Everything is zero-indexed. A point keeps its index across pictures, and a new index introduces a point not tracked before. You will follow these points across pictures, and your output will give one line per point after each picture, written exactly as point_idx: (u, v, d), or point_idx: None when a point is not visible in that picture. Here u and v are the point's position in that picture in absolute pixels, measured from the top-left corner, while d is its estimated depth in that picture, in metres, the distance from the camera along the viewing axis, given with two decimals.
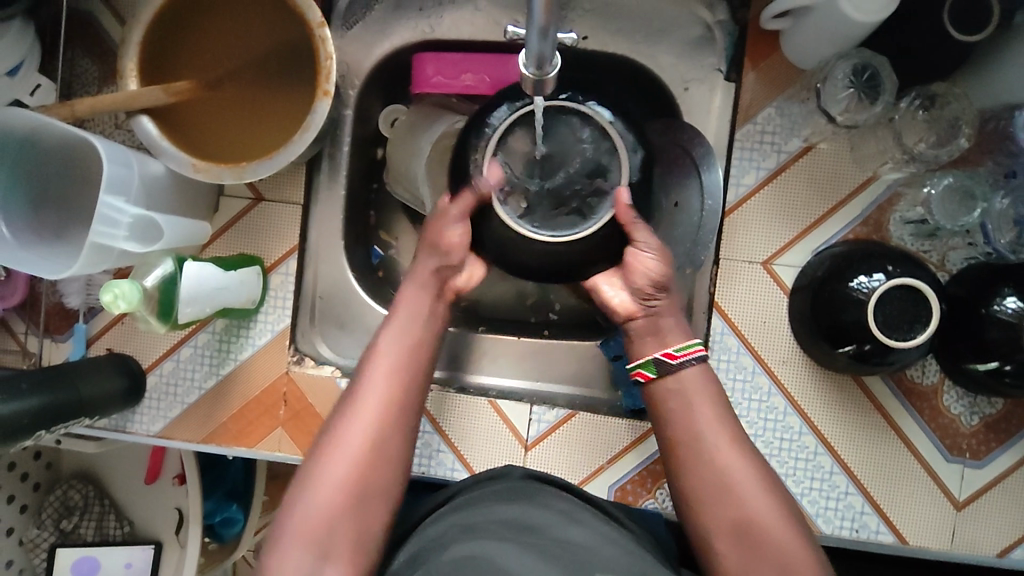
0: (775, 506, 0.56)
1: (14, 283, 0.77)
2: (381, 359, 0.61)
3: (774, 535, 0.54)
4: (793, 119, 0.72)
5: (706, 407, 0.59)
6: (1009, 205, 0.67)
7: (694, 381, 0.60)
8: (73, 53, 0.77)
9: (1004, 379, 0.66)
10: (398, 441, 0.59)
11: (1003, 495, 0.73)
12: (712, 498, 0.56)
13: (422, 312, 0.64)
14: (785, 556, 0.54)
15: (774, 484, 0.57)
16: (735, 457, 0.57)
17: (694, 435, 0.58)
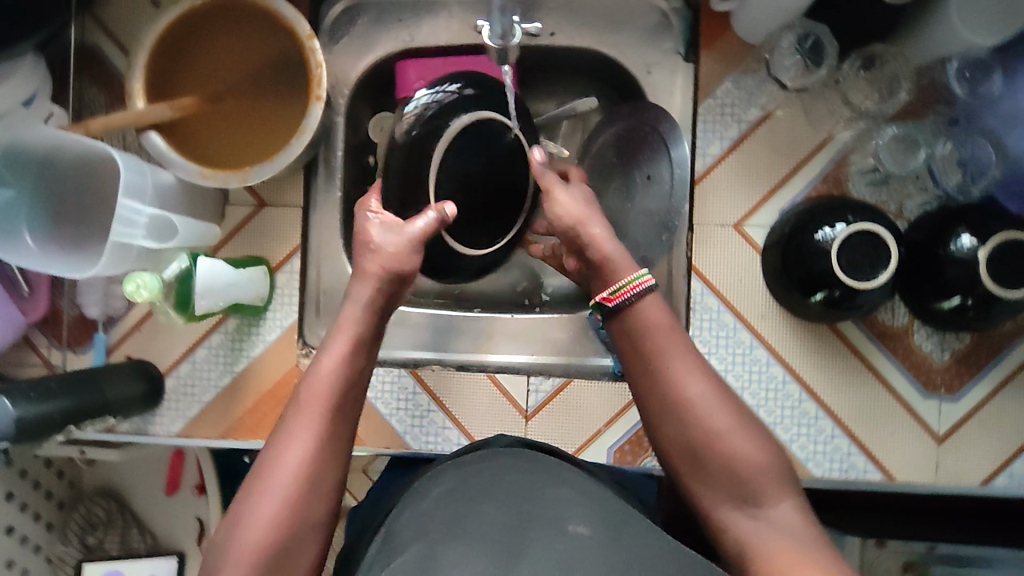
0: (735, 425, 0.56)
1: (36, 301, 0.81)
2: (317, 380, 0.57)
3: (734, 454, 0.55)
4: (749, 90, 0.78)
5: (662, 335, 0.59)
6: (953, 148, 0.73)
7: (653, 311, 0.60)
8: (82, 82, 0.83)
9: (968, 313, 0.71)
10: (339, 454, 0.56)
11: (981, 426, 0.76)
12: (671, 423, 0.57)
13: (364, 315, 0.61)
14: (745, 472, 0.55)
15: (740, 412, 0.57)
16: (700, 385, 0.57)
17: (652, 362, 0.58)
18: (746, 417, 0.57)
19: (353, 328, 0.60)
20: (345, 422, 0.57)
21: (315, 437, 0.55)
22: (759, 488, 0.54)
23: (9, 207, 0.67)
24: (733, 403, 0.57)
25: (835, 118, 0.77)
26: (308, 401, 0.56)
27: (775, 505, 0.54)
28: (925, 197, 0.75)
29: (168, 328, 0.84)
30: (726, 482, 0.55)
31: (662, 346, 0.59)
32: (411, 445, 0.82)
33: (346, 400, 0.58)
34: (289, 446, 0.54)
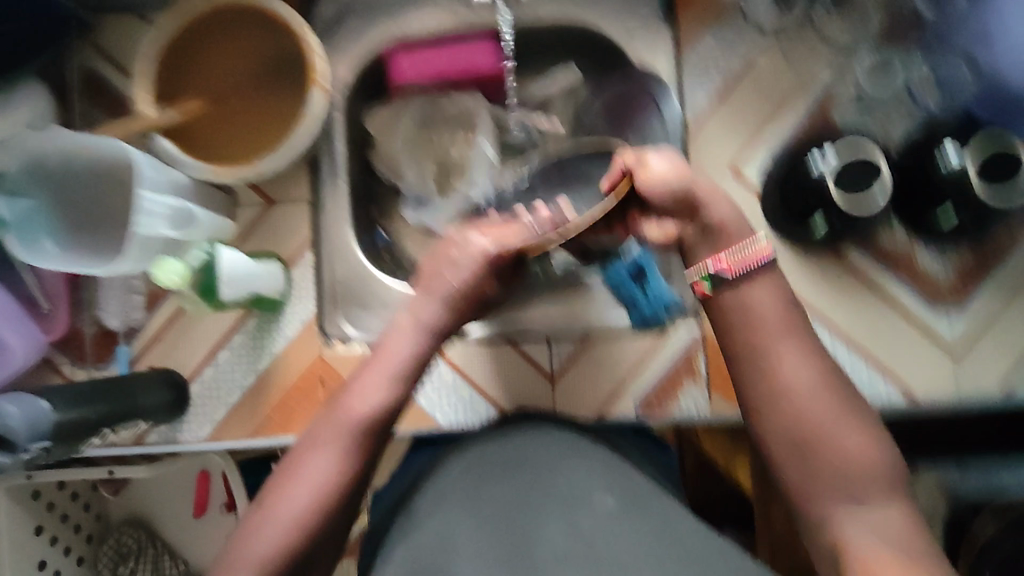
0: (842, 421, 0.57)
1: (56, 318, 0.82)
2: (357, 404, 0.60)
3: (839, 449, 0.56)
4: (729, 42, 0.81)
5: (777, 325, 0.61)
6: (929, 70, 0.77)
7: (763, 301, 0.62)
8: (84, 104, 0.84)
9: (964, 227, 0.74)
10: (355, 480, 0.59)
11: (992, 336, 0.79)
12: (778, 412, 0.59)
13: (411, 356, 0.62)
14: (848, 468, 0.56)
15: (848, 407, 0.58)
16: (809, 378, 0.59)
17: (765, 352, 0.60)
18: (856, 414, 0.58)
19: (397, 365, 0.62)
20: (365, 456, 0.60)
21: (335, 460, 0.58)
22: (862, 486, 0.56)
23: (28, 218, 0.67)
24: (846, 402, 0.58)
25: (814, 59, 0.80)
26: (337, 426, 0.60)
27: (873, 506, 0.55)
28: (909, 120, 0.78)
29: (189, 333, 0.85)
30: (830, 475, 0.56)
31: (776, 337, 0.61)
32: (440, 423, 0.82)
33: (371, 433, 0.60)
34: (312, 462, 0.58)
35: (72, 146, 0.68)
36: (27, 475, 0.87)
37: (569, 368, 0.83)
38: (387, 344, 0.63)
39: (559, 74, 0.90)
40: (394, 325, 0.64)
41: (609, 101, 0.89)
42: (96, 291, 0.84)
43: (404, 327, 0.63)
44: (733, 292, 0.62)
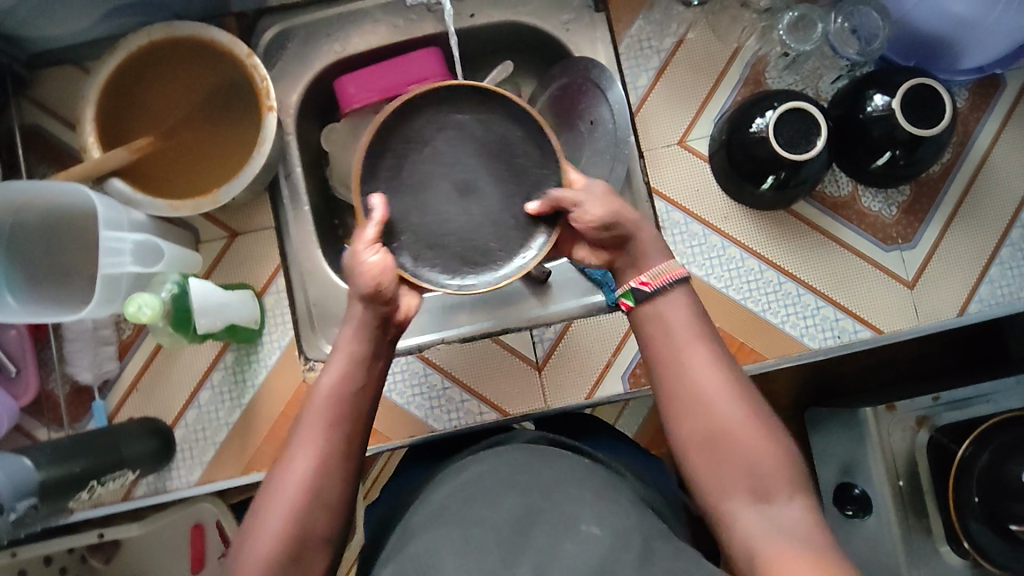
0: (748, 418, 0.56)
1: (25, 381, 0.79)
2: (321, 402, 0.59)
3: (744, 447, 0.55)
4: (660, 22, 0.86)
5: (682, 328, 0.59)
6: (844, 21, 0.82)
7: (674, 302, 0.60)
8: (30, 161, 0.83)
9: (900, 164, 0.79)
10: (339, 473, 0.57)
11: (942, 262, 0.84)
12: (686, 411, 0.57)
13: (363, 338, 0.60)
14: (756, 466, 0.54)
15: (752, 400, 0.57)
16: (712, 375, 0.57)
17: (671, 355, 0.59)
18: (761, 413, 0.57)
19: (354, 351, 0.60)
20: (343, 445, 0.58)
21: (316, 451, 0.57)
22: (767, 481, 0.54)
23: None
24: (751, 396, 0.57)
25: (740, 28, 0.85)
26: (310, 419, 0.58)
27: (782, 499, 0.54)
28: (834, 71, 0.85)
29: (167, 377, 0.83)
30: (740, 471, 0.55)
31: (681, 337, 0.59)
32: (435, 427, 0.83)
33: (344, 421, 0.59)
34: (293, 460, 0.57)
35: (25, 197, 0.67)
36: (11, 552, 0.84)
37: (554, 355, 0.84)
38: (344, 337, 0.61)
39: (497, 72, 0.91)
40: (345, 321, 0.62)
41: (554, 95, 0.90)
42: (64, 348, 0.81)
43: (355, 317, 0.61)
44: (650, 302, 0.60)
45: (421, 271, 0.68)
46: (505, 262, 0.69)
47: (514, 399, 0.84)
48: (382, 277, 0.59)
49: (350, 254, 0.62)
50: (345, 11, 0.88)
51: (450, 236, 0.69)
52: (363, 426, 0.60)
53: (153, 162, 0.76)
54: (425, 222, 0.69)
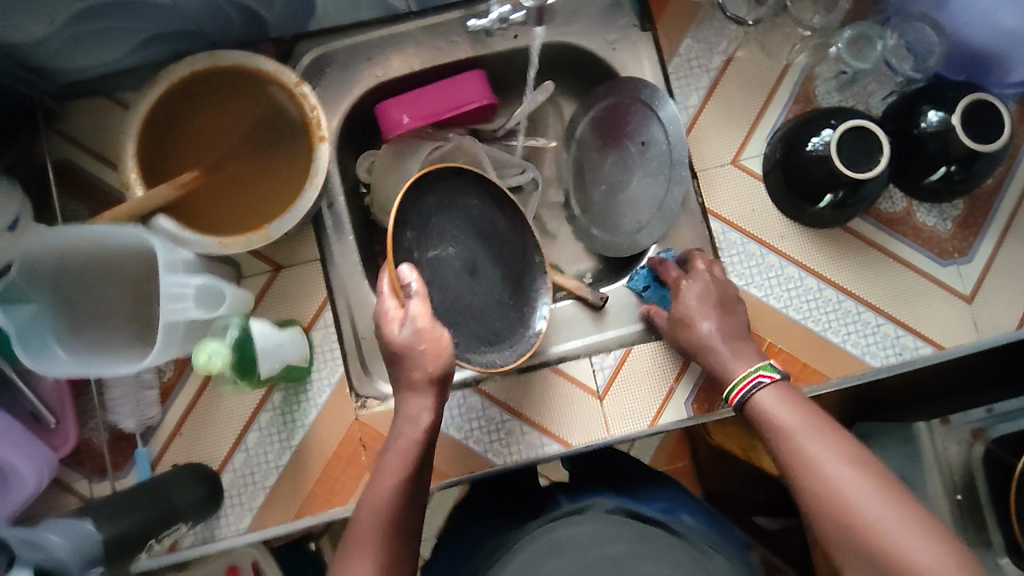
0: (903, 520, 0.53)
1: (64, 432, 0.75)
2: (374, 507, 0.60)
3: (910, 562, 0.51)
4: (709, 40, 0.84)
5: (800, 430, 0.60)
6: (898, 38, 0.83)
7: (773, 402, 0.64)
8: (61, 196, 0.78)
9: (954, 179, 0.79)
10: (396, 569, 0.59)
11: (998, 276, 0.83)
12: (832, 527, 0.55)
13: (419, 439, 0.63)
14: (920, 573, 0.51)
15: (906, 507, 0.54)
16: (853, 481, 0.56)
17: (798, 460, 0.59)
18: (917, 514, 0.54)
19: (414, 452, 0.63)
20: (405, 536, 0.60)
21: (373, 559, 0.57)
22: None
23: (31, 324, 0.62)
24: (906, 501, 0.54)
25: (791, 45, 0.84)
26: (369, 519, 0.59)
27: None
28: (887, 87, 0.84)
29: (212, 420, 0.78)
30: None
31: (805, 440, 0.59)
32: (495, 462, 0.80)
33: (405, 518, 0.60)
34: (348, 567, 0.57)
35: (70, 242, 0.63)
36: None
37: (614, 383, 0.81)
38: (402, 437, 0.63)
39: (536, 94, 0.89)
40: (404, 418, 0.64)
41: (598, 115, 0.88)
42: (104, 393, 0.77)
43: (415, 415, 0.64)
44: (750, 403, 0.65)
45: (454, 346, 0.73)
46: (516, 340, 0.79)
47: (576, 429, 0.81)
48: (445, 355, 0.64)
49: (407, 332, 0.63)
50: (384, 32, 0.84)
51: (465, 308, 0.76)
52: (417, 521, 0.62)
53: (197, 197, 0.73)
54: (444, 300, 0.75)
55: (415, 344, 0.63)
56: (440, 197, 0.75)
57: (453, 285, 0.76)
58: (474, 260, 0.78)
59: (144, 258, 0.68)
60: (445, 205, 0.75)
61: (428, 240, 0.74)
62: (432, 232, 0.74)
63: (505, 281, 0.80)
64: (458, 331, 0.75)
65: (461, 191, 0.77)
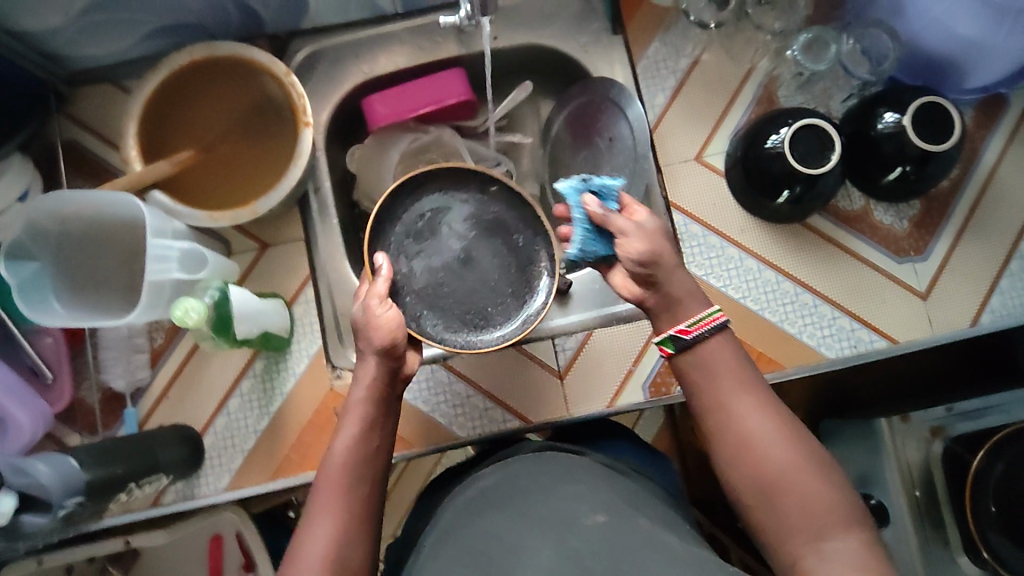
0: (805, 463, 0.57)
1: (60, 389, 0.81)
2: (335, 463, 0.61)
3: (796, 490, 0.56)
4: (675, 44, 0.90)
5: (729, 381, 0.61)
6: (854, 43, 0.86)
7: (714, 349, 0.62)
8: (68, 174, 0.85)
9: (910, 178, 0.81)
10: (362, 534, 0.59)
11: (953, 275, 0.86)
12: (736, 460, 0.58)
13: (371, 400, 0.63)
14: (813, 509, 0.55)
15: (801, 441, 0.58)
16: (759, 419, 0.59)
17: (720, 408, 0.60)
18: (816, 457, 0.57)
19: (365, 413, 0.63)
20: (366, 498, 0.60)
21: (337, 514, 0.58)
22: (824, 525, 0.54)
23: (35, 280, 0.70)
24: (800, 437, 0.58)
25: (754, 49, 0.90)
26: (326, 489, 0.60)
27: (842, 540, 0.54)
28: (845, 90, 0.88)
29: (196, 385, 0.85)
30: (796, 515, 0.55)
31: (730, 391, 0.60)
32: (459, 434, 0.85)
33: (363, 481, 0.61)
34: (308, 538, 0.57)
35: (72, 207, 0.70)
36: (36, 559, 0.84)
37: (575, 364, 0.86)
38: (352, 400, 0.63)
39: (515, 94, 0.95)
40: (353, 382, 0.65)
41: (571, 114, 0.92)
42: (98, 354, 0.84)
43: (364, 377, 0.64)
44: (688, 350, 0.62)
45: (424, 324, 0.75)
46: (507, 321, 0.77)
47: (537, 407, 0.86)
48: (396, 332, 0.63)
49: (361, 308, 0.65)
50: (372, 32, 0.90)
51: (448, 295, 0.77)
52: (380, 483, 0.62)
53: (192, 175, 0.79)
54: (430, 287, 0.77)
55: (365, 318, 0.63)
56: (425, 199, 0.79)
57: (440, 278, 0.77)
58: (466, 255, 0.78)
59: (137, 229, 0.73)
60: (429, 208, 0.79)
61: (409, 237, 0.78)
62: (413, 231, 0.78)
63: (500, 271, 0.78)
64: (437, 311, 0.76)
65: (450, 195, 0.79)
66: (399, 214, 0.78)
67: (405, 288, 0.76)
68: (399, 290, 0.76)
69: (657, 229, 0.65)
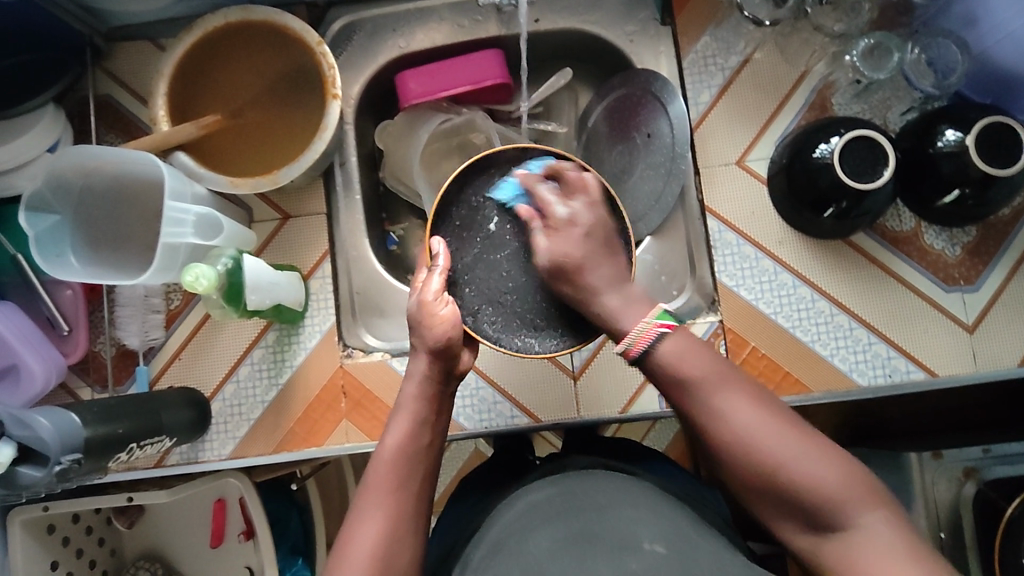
0: (800, 445, 0.55)
1: (76, 340, 0.82)
2: (383, 457, 0.59)
3: (799, 474, 0.54)
4: (727, 40, 0.85)
5: (705, 372, 0.58)
6: (920, 52, 0.81)
7: (673, 347, 0.59)
8: (99, 127, 0.85)
9: (968, 203, 0.76)
10: (412, 530, 0.57)
11: (1004, 310, 0.80)
12: (730, 454, 0.56)
13: (425, 396, 0.62)
14: (820, 490, 0.53)
15: (787, 418, 0.56)
16: (741, 405, 0.57)
17: (703, 399, 0.58)
18: (806, 434, 0.56)
19: (417, 408, 0.62)
20: (417, 495, 0.59)
21: (385, 510, 0.57)
22: (836, 504, 0.53)
23: (52, 231, 0.70)
24: (784, 415, 0.57)
25: (811, 50, 0.84)
26: (377, 483, 0.58)
27: (858, 515, 0.53)
28: (906, 102, 0.82)
29: (207, 350, 0.83)
30: (805, 500, 0.54)
31: (711, 381, 0.58)
32: (464, 426, 0.83)
33: (414, 477, 0.59)
34: (357, 532, 0.56)
35: (96, 162, 0.71)
36: (44, 506, 0.83)
37: (591, 365, 0.83)
38: (405, 397, 0.62)
39: (554, 79, 0.92)
40: (406, 378, 0.64)
41: (610, 105, 0.90)
42: (114, 312, 0.84)
43: (417, 374, 0.63)
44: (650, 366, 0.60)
45: (480, 322, 0.69)
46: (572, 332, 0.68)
47: (546, 405, 0.83)
48: (450, 332, 0.62)
49: (415, 303, 0.64)
50: (412, 6, 0.88)
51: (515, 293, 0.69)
52: (430, 482, 0.61)
53: (217, 139, 0.79)
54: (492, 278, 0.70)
55: (421, 316, 0.63)
56: (497, 181, 0.72)
57: (505, 273, 0.70)
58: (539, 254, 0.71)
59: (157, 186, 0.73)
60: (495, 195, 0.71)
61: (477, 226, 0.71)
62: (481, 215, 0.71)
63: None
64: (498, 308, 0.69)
65: (529, 181, 0.72)
66: (466, 194, 0.72)
67: (466, 279, 0.70)
68: (457, 282, 0.69)
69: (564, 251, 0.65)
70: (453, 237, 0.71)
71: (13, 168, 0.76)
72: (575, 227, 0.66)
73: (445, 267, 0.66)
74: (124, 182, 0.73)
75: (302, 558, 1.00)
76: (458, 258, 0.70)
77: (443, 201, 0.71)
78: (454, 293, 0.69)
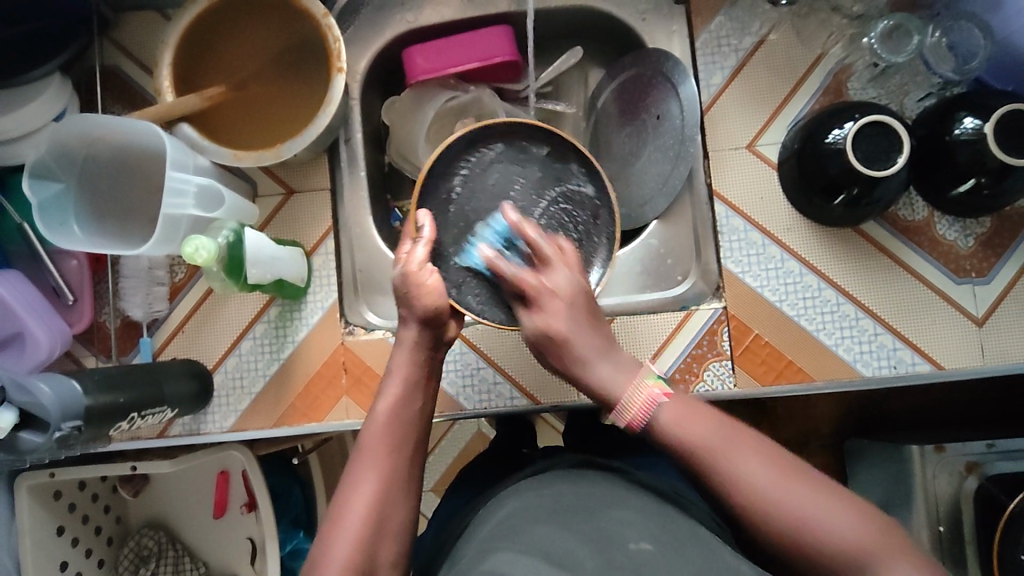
0: (819, 500, 0.51)
1: (81, 310, 0.82)
2: (378, 421, 0.60)
3: (825, 531, 0.50)
4: (742, 20, 0.83)
5: (717, 440, 0.54)
6: (941, 36, 0.78)
7: (675, 413, 0.56)
8: (106, 97, 0.85)
9: (983, 193, 0.74)
10: (406, 493, 0.58)
11: (1015, 303, 0.79)
12: (755, 523, 0.52)
13: (417, 361, 0.64)
14: (849, 548, 0.49)
15: (804, 475, 0.52)
16: (753, 465, 0.52)
17: (714, 468, 0.53)
18: (821, 487, 0.52)
19: (409, 373, 0.63)
20: (410, 463, 0.59)
21: (377, 479, 0.56)
22: (866, 561, 0.49)
23: (56, 201, 0.70)
24: (798, 471, 0.53)
25: (828, 31, 0.82)
26: (371, 446, 0.58)
27: (895, 571, 0.48)
28: (923, 88, 0.80)
29: (210, 324, 0.84)
30: (833, 558, 0.49)
31: (721, 444, 0.54)
32: (464, 406, 0.83)
33: (407, 441, 0.60)
34: (353, 493, 0.56)
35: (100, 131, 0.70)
36: (49, 472, 0.84)
37: None
38: (396, 362, 0.63)
39: (565, 57, 0.91)
40: (396, 344, 0.65)
41: (621, 86, 0.89)
42: (119, 282, 0.84)
43: (407, 342, 0.64)
44: (648, 425, 0.56)
45: (464, 294, 0.70)
46: None
47: (546, 387, 0.83)
48: (439, 302, 0.63)
49: (399, 272, 0.65)
50: None
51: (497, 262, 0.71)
52: (422, 444, 0.61)
53: (222, 111, 0.78)
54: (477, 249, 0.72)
55: (407, 285, 0.64)
56: (486, 152, 0.75)
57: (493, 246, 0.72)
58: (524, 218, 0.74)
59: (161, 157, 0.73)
60: (483, 163, 0.75)
61: (460, 192, 0.74)
62: (467, 186, 0.74)
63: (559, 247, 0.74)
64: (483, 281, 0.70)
65: (503, 156, 0.75)
66: (454, 166, 0.74)
67: (452, 252, 0.71)
68: (442, 254, 0.71)
69: (572, 295, 0.62)
70: (439, 209, 0.73)
71: (20, 136, 0.76)
72: (557, 299, 0.62)
73: (430, 239, 0.67)
74: (128, 151, 0.73)
75: (303, 530, 1.01)
76: (444, 227, 0.72)
77: (431, 172, 0.72)
78: (439, 265, 0.70)
